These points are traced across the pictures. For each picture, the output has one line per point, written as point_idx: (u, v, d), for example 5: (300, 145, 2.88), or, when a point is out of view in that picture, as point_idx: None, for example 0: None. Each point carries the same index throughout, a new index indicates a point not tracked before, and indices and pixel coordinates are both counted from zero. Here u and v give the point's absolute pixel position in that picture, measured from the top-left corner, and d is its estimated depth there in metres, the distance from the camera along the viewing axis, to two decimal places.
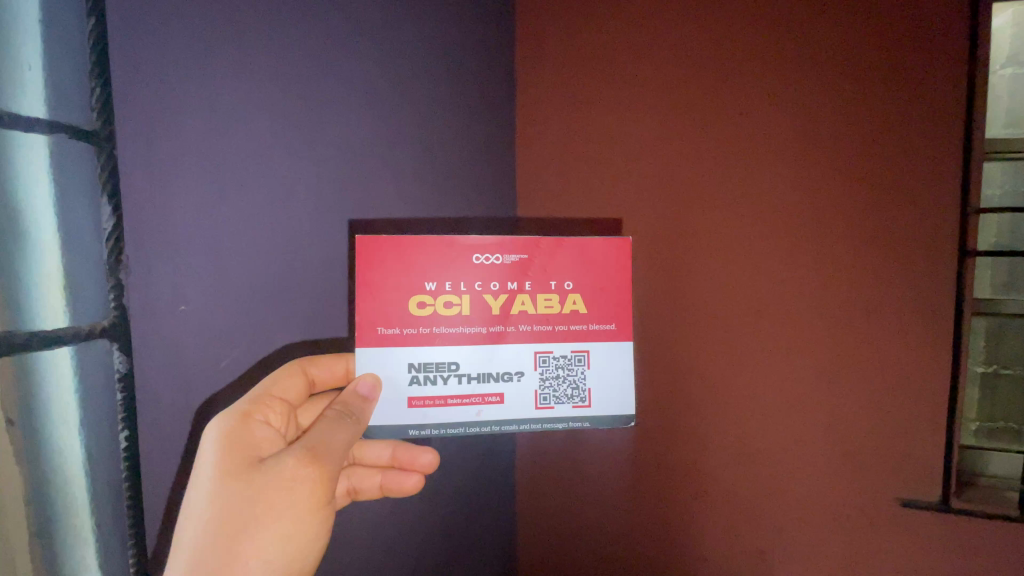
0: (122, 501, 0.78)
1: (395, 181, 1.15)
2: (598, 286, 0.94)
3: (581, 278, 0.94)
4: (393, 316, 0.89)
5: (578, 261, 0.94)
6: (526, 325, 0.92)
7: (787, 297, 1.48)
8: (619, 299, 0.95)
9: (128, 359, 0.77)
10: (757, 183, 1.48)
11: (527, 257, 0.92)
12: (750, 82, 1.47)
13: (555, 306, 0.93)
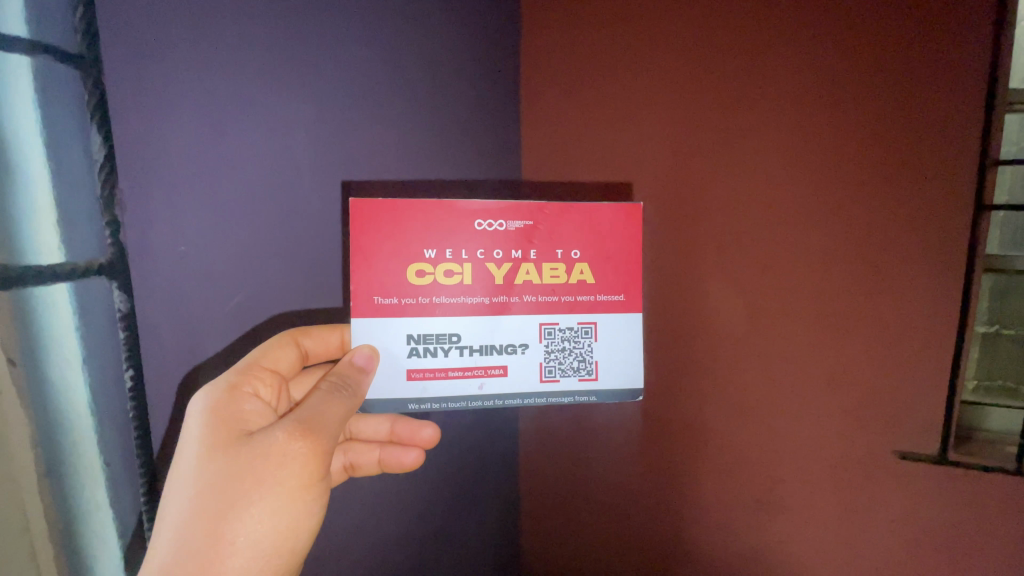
0: (133, 453, 0.75)
1: (399, 142, 1.03)
2: (606, 255, 0.93)
3: (589, 246, 0.92)
4: (394, 284, 0.87)
5: (587, 229, 0.92)
6: (531, 296, 0.91)
7: (828, 312, 1.23)
8: (629, 269, 0.94)
9: (130, 299, 0.72)
10: (763, 190, 1.24)
11: (532, 224, 0.90)
12: (752, 76, 1.22)
13: (562, 275, 0.91)
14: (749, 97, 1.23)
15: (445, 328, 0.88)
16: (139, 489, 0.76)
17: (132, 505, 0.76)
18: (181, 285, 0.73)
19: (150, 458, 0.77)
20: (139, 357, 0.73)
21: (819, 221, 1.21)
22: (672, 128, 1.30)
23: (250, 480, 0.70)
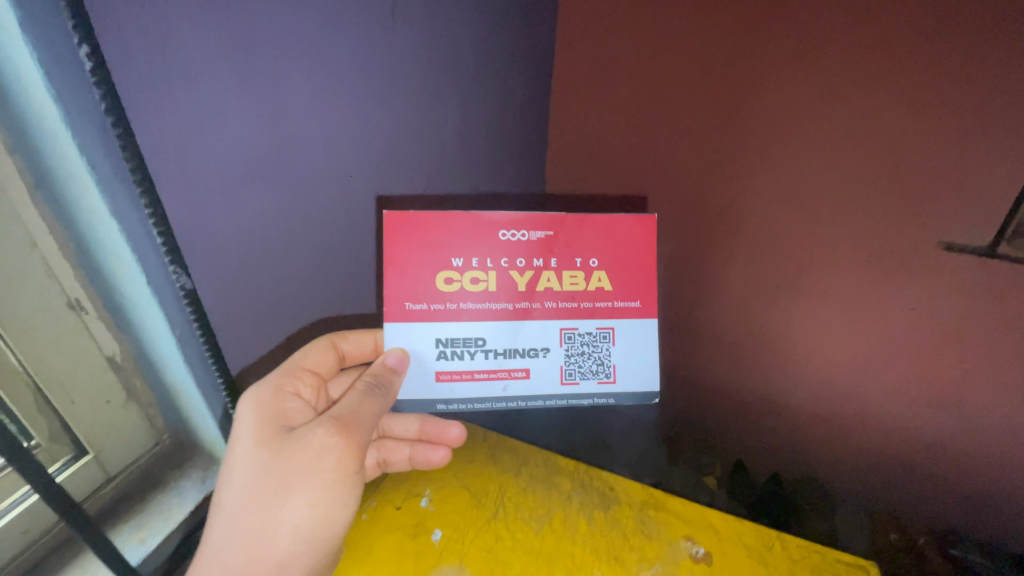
0: (167, 268, 0.72)
1: (424, 81, 1.02)
2: (625, 268, 0.98)
3: (607, 253, 0.97)
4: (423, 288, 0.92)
5: (604, 234, 0.97)
6: (551, 302, 0.96)
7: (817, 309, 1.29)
8: (643, 278, 0.99)
9: (100, 60, 0.57)
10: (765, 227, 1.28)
11: (553, 234, 0.95)
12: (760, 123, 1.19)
13: (580, 283, 0.96)
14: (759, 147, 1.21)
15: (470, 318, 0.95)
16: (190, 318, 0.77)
17: (176, 312, 0.77)
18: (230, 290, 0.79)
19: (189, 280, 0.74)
20: (144, 165, 0.64)
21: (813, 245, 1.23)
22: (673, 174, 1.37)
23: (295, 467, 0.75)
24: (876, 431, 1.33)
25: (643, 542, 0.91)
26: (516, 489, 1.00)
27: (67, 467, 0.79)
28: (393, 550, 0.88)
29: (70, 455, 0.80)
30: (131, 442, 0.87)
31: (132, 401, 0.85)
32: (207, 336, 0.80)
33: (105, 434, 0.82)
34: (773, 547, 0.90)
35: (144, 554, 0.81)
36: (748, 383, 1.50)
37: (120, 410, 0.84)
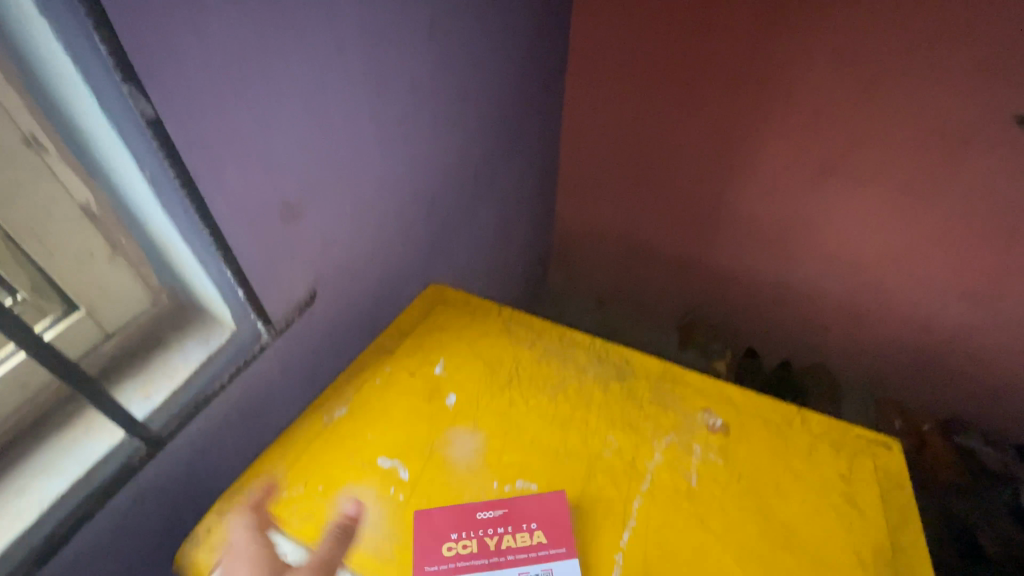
0: (164, 176, 0.36)
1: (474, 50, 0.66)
2: (800, 208, 0.88)
3: (761, 203, 0.92)
4: (401, 233, 0.64)
5: (737, 192, 0.93)
6: (512, 552, 0.41)
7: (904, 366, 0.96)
8: (766, 234, 0.95)
9: None
10: (839, 231, 0.87)
11: (507, 514, 0.43)
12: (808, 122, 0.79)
13: (523, 541, 0.41)
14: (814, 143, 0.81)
15: (480, 245, 0.93)
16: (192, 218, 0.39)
17: (175, 209, 0.39)
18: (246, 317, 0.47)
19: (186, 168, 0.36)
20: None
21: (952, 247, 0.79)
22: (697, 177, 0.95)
23: (334, 349, 0.59)
24: (913, 396, 0.98)
25: (660, 412, 0.51)
26: (524, 343, 0.57)
27: (55, 325, 0.41)
28: (406, 410, 0.50)
29: (61, 309, 0.42)
30: (124, 294, 0.44)
31: (124, 257, 0.43)
32: (240, 268, 0.43)
33: (91, 280, 0.41)
34: (791, 421, 0.51)
35: (154, 406, 0.41)
36: (773, 351, 1.10)
37: (107, 267, 0.42)
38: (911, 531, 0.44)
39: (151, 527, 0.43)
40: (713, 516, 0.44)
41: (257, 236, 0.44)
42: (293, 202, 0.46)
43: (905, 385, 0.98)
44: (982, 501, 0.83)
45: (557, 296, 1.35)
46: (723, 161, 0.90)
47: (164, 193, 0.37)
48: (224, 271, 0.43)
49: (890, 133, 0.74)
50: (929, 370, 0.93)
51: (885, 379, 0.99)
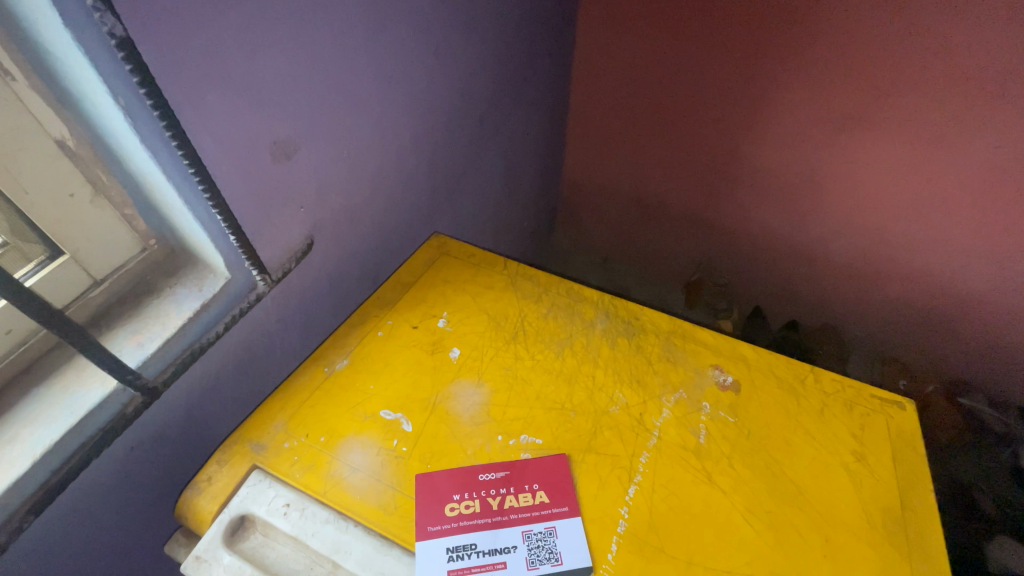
0: (143, 104, 0.33)
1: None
2: (819, 161, 0.84)
3: (778, 156, 0.87)
4: (399, 182, 0.61)
5: (754, 144, 0.88)
6: (516, 516, 0.40)
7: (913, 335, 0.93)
8: (781, 190, 0.91)
9: None
10: (856, 192, 0.83)
11: (511, 474, 0.42)
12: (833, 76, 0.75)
13: (529, 500, 0.41)
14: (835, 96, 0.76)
15: (483, 198, 0.89)
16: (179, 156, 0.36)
17: (158, 144, 0.36)
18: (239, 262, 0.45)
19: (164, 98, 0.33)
20: None
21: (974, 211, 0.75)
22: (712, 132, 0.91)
23: (333, 300, 0.58)
24: (920, 359, 0.96)
25: (669, 369, 0.50)
26: (529, 298, 0.55)
27: (38, 271, 0.39)
28: (409, 362, 0.49)
29: (43, 255, 0.40)
30: (110, 239, 0.42)
31: (105, 197, 0.40)
32: (231, 214, 0.41)
33: (73, 224, 0.39)
34: (803, 379, 0.50)
35: (147, 354, 0.40)
36: (780, 312, 1.08)
37: (88, 210, 0.40)
38: (922, 491, 0.43)
39: (151, 475, 0.43)
40: (720, 472, 0.43)
41: (246, 179, 0.41)
42: (282, 144, 0.43)
43: (913, 347, 0.95)
44: (985, 459, 0.79)
45: (564, 252, 1.33)
46: (740, 111, 0.85)
47: (141, 124, 0.34)
48: (214, 213, 0.41)
49: (920, 88, 0.69)
50: (940, 333, 0.90)
51: (893, 341, 0.97)
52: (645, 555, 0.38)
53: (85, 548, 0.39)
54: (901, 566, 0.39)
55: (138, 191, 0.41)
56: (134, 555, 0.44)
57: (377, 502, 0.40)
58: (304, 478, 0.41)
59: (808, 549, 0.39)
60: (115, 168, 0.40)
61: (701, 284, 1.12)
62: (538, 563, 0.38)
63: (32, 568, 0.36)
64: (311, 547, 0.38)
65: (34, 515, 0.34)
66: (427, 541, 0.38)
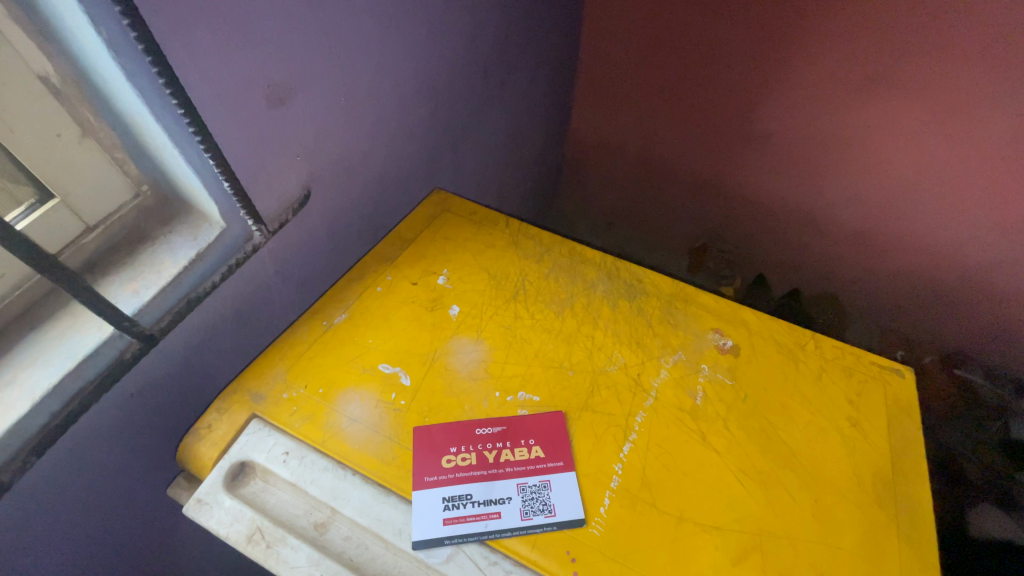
0: (127, 41, 0.32)
1: None
2: (836, 124, 0.81)
3: (795, 117, 0.84)
4: (399, 134, 0.59)
5: (769, 104, 0.85)
6: (514, 470, 0.40)
7: (915, 309, 0.92)
8: (794, 154, 0.88)
9: None
10: (867, 159, 0.81)
11: (507, 430, 0.42)
12: (848, 35, 0.72)
13: (525, 454, 0.41)
14: (852, 57, 0.73)
15: (485, 156, 0.87)
16: (167, 95, 0.35)
17: (145, 82, 0.34)
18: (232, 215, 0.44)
19: (148, 32, 0.31)
20: None
21: (987, 182, 0.74)
22: (722, 93, 0.88)
23: (332, 254, 0.57)
24: (921, 333, 0.94)
25: (669, 331, 0.49)
26: (531, 257, 0.54)
27: (29, 214, 0.38)
28: (407, 318, 0.49)
29: (34, 198, 0.39)
30: (102, 183, 0.40)
31: (95, 140, 0.39)
32: (224, 160, 0.40)
33: (62, 167, 0.38)
34: (803, 345, 0.49)
35: (143, 301, 0.39)
36: (781, 283, 1.06)
37: (76, 152, 0.38)
38: (913, 457, 0.43)
39: (152, 421, 0.43)
40: (715, 433, 0.43)
41: (240, 124, 0.40)
42: (277, 88, 0.41)
43: (917, 322, 0.93)
44: (975, 431, 0.79)
45: (567, 214, 1.31)
46: (757, 69, 0.82)
47: (128, 62, 0.33)
48: (206, 158, 0.39)
49: (940, 50, 0.67)
50: (941, 309, 0.89)
51: (895, 314, 0.95)
52: (637, 509, 0.38)
53: (89, 488, 0.40)
54: (887, 527, 0.40)
55: (127, 133, 0.40)
56: (137, 496, 0.45)
57: (375, 452, 0.41)
58: (303, 428, 0.42)
59: (797, 508, 0.40)
60: (102, 108, 0.38)
61: (707, 250, 1.11)
62: (531, 514, 0.38)
63: (38, 505, 0.37)
64: (310, 493, 0.39)
65: (37, 456, 0.34)
66: (424, 490, 0.39)
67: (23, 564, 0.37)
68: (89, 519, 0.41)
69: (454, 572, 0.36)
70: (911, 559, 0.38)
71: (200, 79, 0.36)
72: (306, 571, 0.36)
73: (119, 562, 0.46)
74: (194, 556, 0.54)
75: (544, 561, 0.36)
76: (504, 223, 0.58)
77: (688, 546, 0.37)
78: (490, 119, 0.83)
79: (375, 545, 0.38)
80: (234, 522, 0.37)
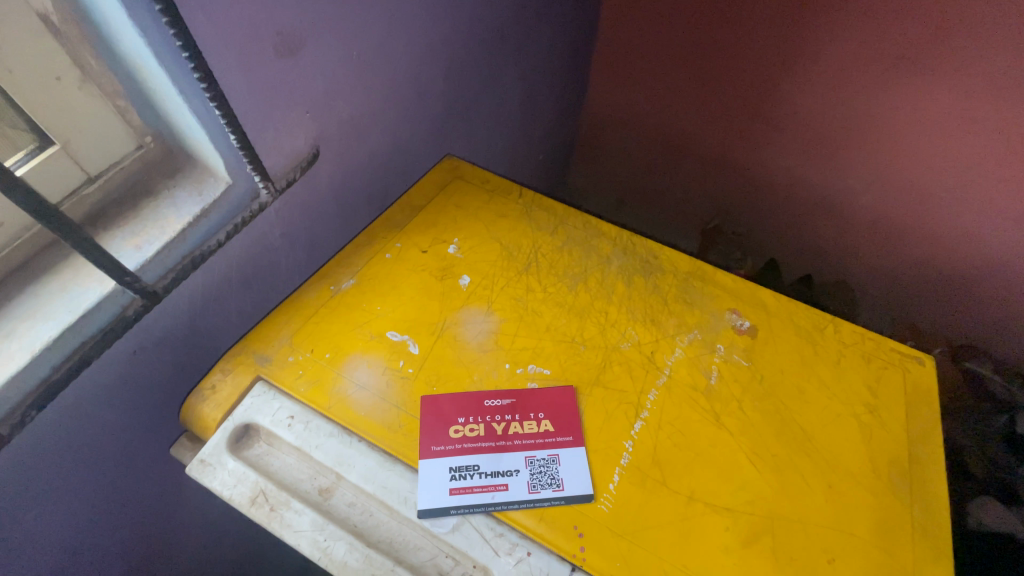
0: None
1: None
2: (863, 105, 0.77)
3: (820, 96, 0.81)
4: (411, 96, 0.57)
5: (794, 82, 0.82)
6: (522, 444, 0.40)
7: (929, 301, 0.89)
8: (816, 136, 0.85)
9: None
10: (892, 144, 0.78)
11: (515, 403, 0.41)
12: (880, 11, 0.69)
13: (535, 428, 0.40)
14: (883, 35, 0.71)
15: (496, 126, 0.84)
16: (172, 38, 0.33)
17: (149, 23, 0.32)
18: (238, 172, 0.42)
19: None
20: None
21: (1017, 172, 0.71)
22: (744, 69, 0.85)
23: (339, 219, 0.55)
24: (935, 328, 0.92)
25: (685, 310, 0.48)
26: (544, 229, 0.53)
27: (28, 161, 0.37)
28: (416, 286, 0.47)
29: (33, 144, 0.37)
30: (104, 132, 0.39)
31: (96, 85, 0.37)
32: (231, 111, 0.38)
33: (62, 112, 0.36)
34: (822, 329, 0.48)
35: (146, 257, 0.38)
36: (794, 271, 1.04)
37: (77, 97, 0.36)
38: (930, 445, 0.42)
39: (155, 379, 0.43)
40: (729, 414, 0.42)
41: (247, 73, 0.38)
42: (287, 38, 0.39)
43: (929, 317, 0.91)
44: (978, 425, 0.76)
45: (578, 191, 1.28)
46: (782, 44, 0.79)
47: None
48: (212, 109, 0.38)
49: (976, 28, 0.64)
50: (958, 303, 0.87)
51: (909, 307, 0.93)
52: (647, 487, 0.38)
53: (91, 445, 0.40)
54: (901, 514, 0.39)
55: (130, 80, 0.38)
56: (141, 454, 0.45)
57: (381, 420, 0.40)
58: (308, 392, 0.41)
59: (810, 493, 0.39)
60: (103, 51, 0.36)
61: (720, 231, 1.07)
62: (539, 487, 0.37)
63: (40, 459, 0.36)
64: (315, 458, 0.38)
65: (37, 410, 0.33)
66: (431, 460, 0.38)
67: (27, 516, 0.37)
68: (90, 476, 0.41)
69: (459, 541, 0.35)
70: (924, 547, 0.38)
71: (207, 24, 0.34)
72: (310, 536, 0.35)
73: (124, 518, 0.46)
74: (199, 515, 0.54)
75: (551, 534, 0.36)
76: (517, 194, 0.56)
77: (698, 526, 0.36)
78: (503, 89, 0.80)
79: (380, 511, 0.37)
80: (238, 484, 0.37)
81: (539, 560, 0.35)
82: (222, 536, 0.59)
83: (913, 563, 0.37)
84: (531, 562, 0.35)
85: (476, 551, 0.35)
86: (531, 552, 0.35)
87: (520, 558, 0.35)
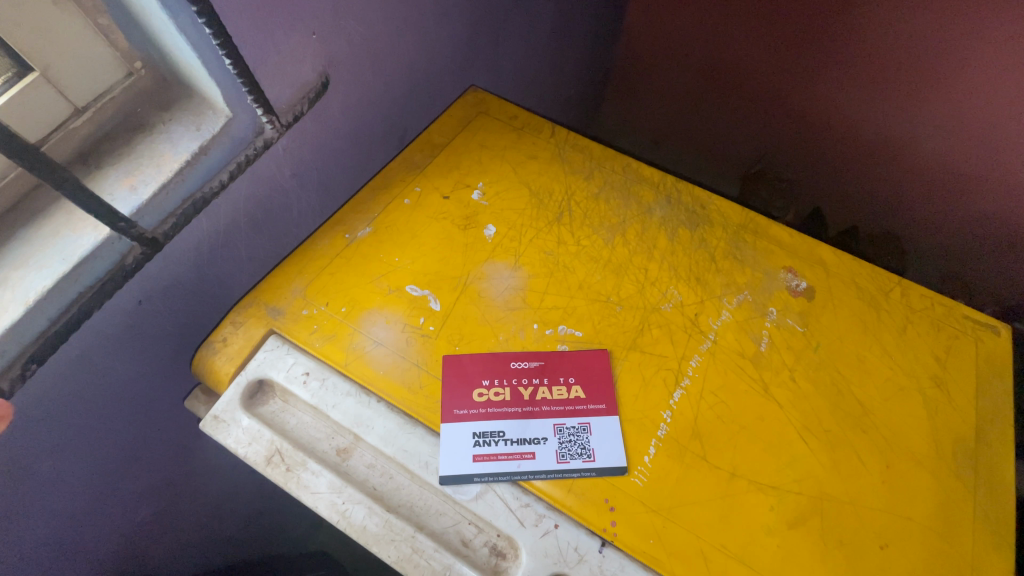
0: None
1: None
2: (941, 37, 0.66)
3: (890, 26, 0.69)
4: (428, 20, 0.50)
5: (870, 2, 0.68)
6: (549, 412, 0.37)
7: (983, 262, 0.76)
8: (884, 69, 0.72)
9: None
10: (962, 91, 0.67)
11: (542, 367, 0.38)
12: None
13: (565, 395, 0.37)
14: None
15: (523, 54, 0.75)
16: None
17: None
18: (237, 105, 0.37)
19: None
20: None
21: None
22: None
23: (354, 158, 0.51)
24: None
25: (734, 268, 0.43)
26: (579, 174, 0.47)
27: (5, 90, 0.32)
28: (438, 236, 0.43)
29: (10, 71, 0.33)
30: (88, 57, 0.34)
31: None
32: (224, 31, 0.33)
33: (37, 33, 0.31)
34: (887, 292, 0.43)
35: (142, 200, 0.35)
36: None
37: (50, 14, 0.32)
38: (1000, 425, 0.38)
39: (163, 330, 0.41)
40: (779, 385, 0.38)
41: None
42: None
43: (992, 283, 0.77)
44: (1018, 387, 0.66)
45: (609, 130, 1.19)
46: None
47: None
48: (203, 29, 0.32)
49: None
50: None
51: None
52: (686, 461, 0.35)
53: (101, 396, 0.39)
54: (964, 500, 0.35)
55: None
56: (156, 402, 0.44)
57: (400, 379, 0.37)
58: (324, 348, 0.38)
59: (865, 472, 0.35)
60: None
61: (761, 175, 0.95)
62: (567, 457, 0.35)
63: (48, 413, 0.36)
64: (332, 418, 0.37)
65: (37, 364, 0.32)
66: (454, 424, 0.36)
67: (43, 466, 0.37)
68: (104, 424, 0.41)
69: (482, 510, 0.34)
70: (985, 534, 0.34)
71: None
72: (328, 498, 0.34)
73: (143, 462, 0.46)
74: (220, 457, 0.55)
75: (580, 507, 0.33)
76: (547, 133, 0.50)
77: (738, 504, 0.34)
78: (529, 15, 0.71)
79: (400, 475, 0.35)
80: (252, 442, 0.35)
81: (566, 533, 0.33)
82: (240, 478, 0.60)
83: (971, 550, 0.34)
84: (558, 535, 0.33)
85: (501, 521, 0.33)
86: (558, 525, 0.33)
87: (546, 530, 0.33)
